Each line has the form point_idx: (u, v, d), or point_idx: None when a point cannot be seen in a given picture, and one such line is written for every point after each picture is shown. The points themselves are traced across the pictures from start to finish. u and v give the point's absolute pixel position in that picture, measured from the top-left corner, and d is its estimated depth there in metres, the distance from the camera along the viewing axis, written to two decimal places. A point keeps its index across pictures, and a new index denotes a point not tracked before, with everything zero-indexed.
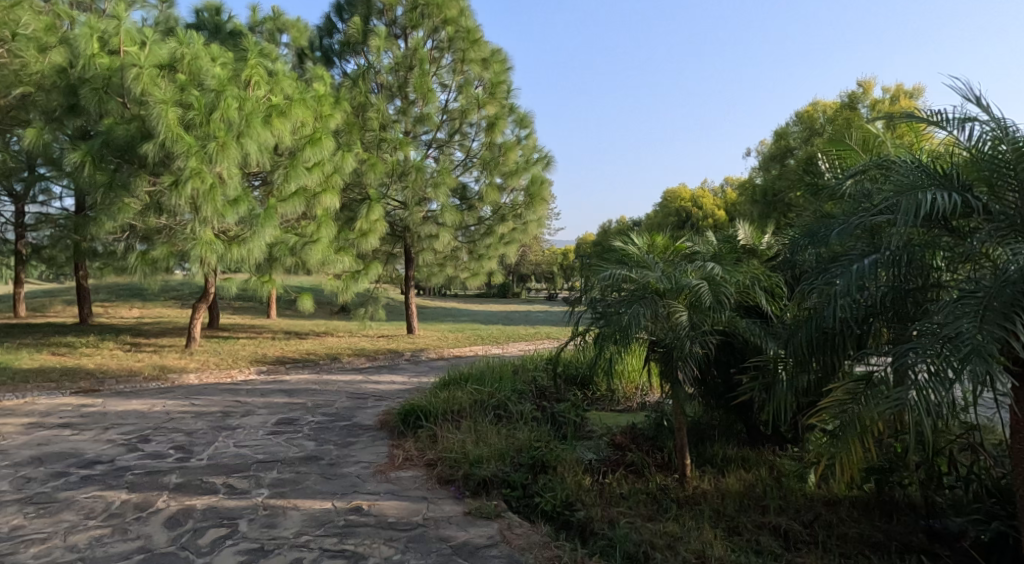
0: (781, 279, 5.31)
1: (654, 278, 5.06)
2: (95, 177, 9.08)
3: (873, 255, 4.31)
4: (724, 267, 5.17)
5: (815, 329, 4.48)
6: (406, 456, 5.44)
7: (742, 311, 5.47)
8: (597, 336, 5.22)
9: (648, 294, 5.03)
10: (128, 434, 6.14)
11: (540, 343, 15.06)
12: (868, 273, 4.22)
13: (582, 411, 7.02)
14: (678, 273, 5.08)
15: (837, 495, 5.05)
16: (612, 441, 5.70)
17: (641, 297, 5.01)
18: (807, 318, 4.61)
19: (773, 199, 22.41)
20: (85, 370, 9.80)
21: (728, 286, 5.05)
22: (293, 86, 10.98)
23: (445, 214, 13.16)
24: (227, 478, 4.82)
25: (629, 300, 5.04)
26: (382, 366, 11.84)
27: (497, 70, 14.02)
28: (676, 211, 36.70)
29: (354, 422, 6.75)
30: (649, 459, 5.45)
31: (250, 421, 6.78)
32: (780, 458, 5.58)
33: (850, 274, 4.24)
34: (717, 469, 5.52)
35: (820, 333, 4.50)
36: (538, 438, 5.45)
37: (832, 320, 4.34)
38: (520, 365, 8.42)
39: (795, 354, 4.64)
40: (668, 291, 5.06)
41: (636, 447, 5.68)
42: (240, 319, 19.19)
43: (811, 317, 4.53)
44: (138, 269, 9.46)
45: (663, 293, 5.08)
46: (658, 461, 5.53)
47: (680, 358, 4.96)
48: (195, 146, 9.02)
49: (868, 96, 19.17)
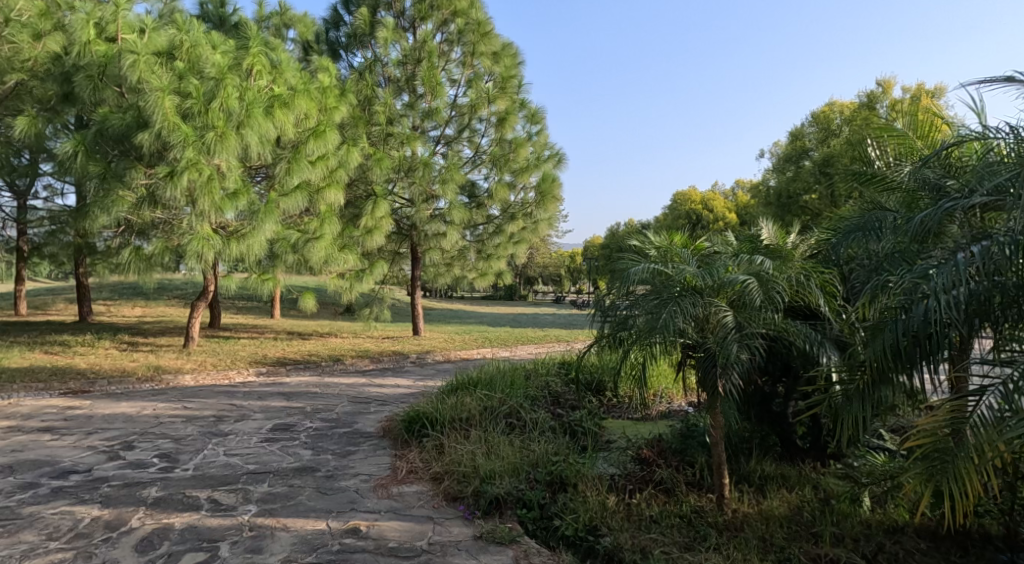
0: (834, 275, 4.82)
1: (692, 274, 4.58)
2: (88, 168, 8.67)
3: (979, 243, 3.92)
4: (773, 262, 4.68)
5: (904, 331, 3.91)
6: (410, 468, 4.99)
7: (791, 312, 4.97)
8: (629, 337, 4.73)
9: (686, 291, 4.56)
10: (111, 440, 5.71)
11: (549, 347, 14.60)
12: (976, 264, 3.82)
13: (600, 419, 6.61)
14: (720, 269, 4.60)
15: (899, 523, 4.57)
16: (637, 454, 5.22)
17: (678, 295, 4.56)
18: (892, 317, 4.04)
19: (788, 201, 21.88)
20: (76, 370, 9.40)
21: (780, 283, 4.57)
22: (296, 76, 10.57)
23: (454, 212, 12.75)
24: (211, 492, 4.38)
25: (666, 298, 4.56)
26: (386, 368, 11.40)
27: (508, 64, 13.58)
28: (686, 213, 36.17)
29: (354, 429, 6.31)
30: (679, 476, 4.97)
31: (244, 427, 6.35)
32: (825, 476, 5.10)
33: (952, 267, 3.84)
34: (756, 487, 5.05)
35: (909, 337, 3.94)
36: (555, 450, 5.02)
37: (929, 320, 3.84)
38: (531, 370, 7.99)
39: (875, 360, 4.06)
40: (708, 289, 4.60)
41: (665, 463, 5.15)
42: (242, 318, 18.80)
43: (899, 317, 3.98)
44: (132, 265, 9.03)
45: (701, 291, 4.60)
46: (688, 478, 5.05)
47: (724, 363, 4.45)
48: (192, 136, 8.60)
49: (888, 95, 18.66)
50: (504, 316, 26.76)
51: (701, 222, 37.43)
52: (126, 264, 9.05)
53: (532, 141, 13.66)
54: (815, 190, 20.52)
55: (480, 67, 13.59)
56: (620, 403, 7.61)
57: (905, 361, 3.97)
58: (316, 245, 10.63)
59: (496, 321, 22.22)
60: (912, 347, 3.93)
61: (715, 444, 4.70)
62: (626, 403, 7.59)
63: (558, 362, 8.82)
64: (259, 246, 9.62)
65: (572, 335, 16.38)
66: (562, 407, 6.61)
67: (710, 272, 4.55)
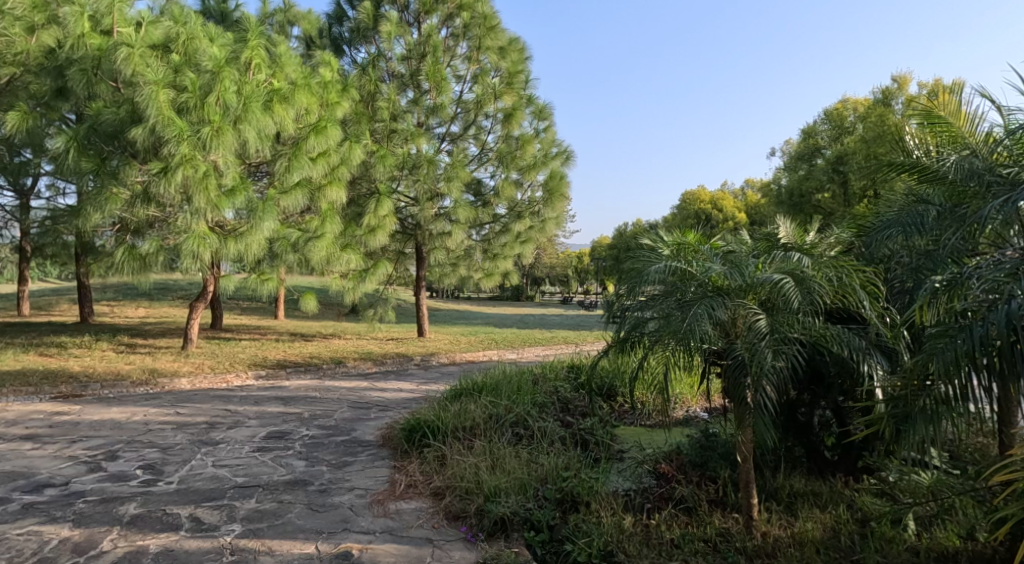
0: (875, 274, 4.46)
1: (718, 274, 4.26)
2: (80, 164, 8.39)
3: None
4: (811, 261, 4.34)
5: (980, 336, 3.66)
6: (409, 482, 4.67)
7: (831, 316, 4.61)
8: (651, 342, 4.38)
9: (712, 294, 4.23)
10: (94, 449, 5.41)
11: (557, 349, 14.26)
12: None
13: (611, 428, 6.30)
14: (748, 269, 4.27)
15: (949, 549, 4.21)
16: (654, 468, 4.87)
17: (701, 299, 4.22)
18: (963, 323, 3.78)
19: (801, 200, 21.45)
20: (69, 373, 9.11)
21: (819, 285, 4.21)
22: (297, 71, 10.27)
23: (459, 210, 12.43)
24: (193, 510, 4.11)
25: (691, 301, 4.23)
26: (390, 371, 11.08)
27: (515, 59, 13.22)
28: (695, 213, 35.74)
29: (352, 437, 5.99)
30: (702, 493, 4.62)
31: (237, 435, 6.03)
32: (860, 495, 4.74)
33: None
34: (784, 506, 4.70)
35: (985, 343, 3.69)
36: (566, 464, 4.65)
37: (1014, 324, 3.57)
38: (539, 374, 7.67)
39: (944, 368, 3.76)
40: (735, 292, 4.26)
41: (685, 478, 4.79)
42: (245, 319, 18.52)
43: (975, 323, 3.72)
44: (126, 265, 8.71)
45: (727, 293, 4.27)
46: (711, 494, 4.69)
47: (755, 372, 4.08)
48: (187, 131, 8.28)
49: (903, 92, 18.23)
50: (510, 317, 26.39)
51: (710, 222, 36.99)
52: (119, 263, 8.69)
53: (539, 138, 13.32)
54: (828, 189, 20.09)
55: (486, 62, 13.25)
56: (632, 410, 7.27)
57: (981, 370, 3.72)
58: (317, 244, 10.33)
59: (503, 322, 21.88)
60: (992, 353, 3.69)
61: (743, 459, 4.37)
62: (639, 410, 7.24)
63: (567, 366, 8.48)
64: (258, 246, 9.33)
65: (580, 337, 16.03)
66: (571, 414, 6.29)
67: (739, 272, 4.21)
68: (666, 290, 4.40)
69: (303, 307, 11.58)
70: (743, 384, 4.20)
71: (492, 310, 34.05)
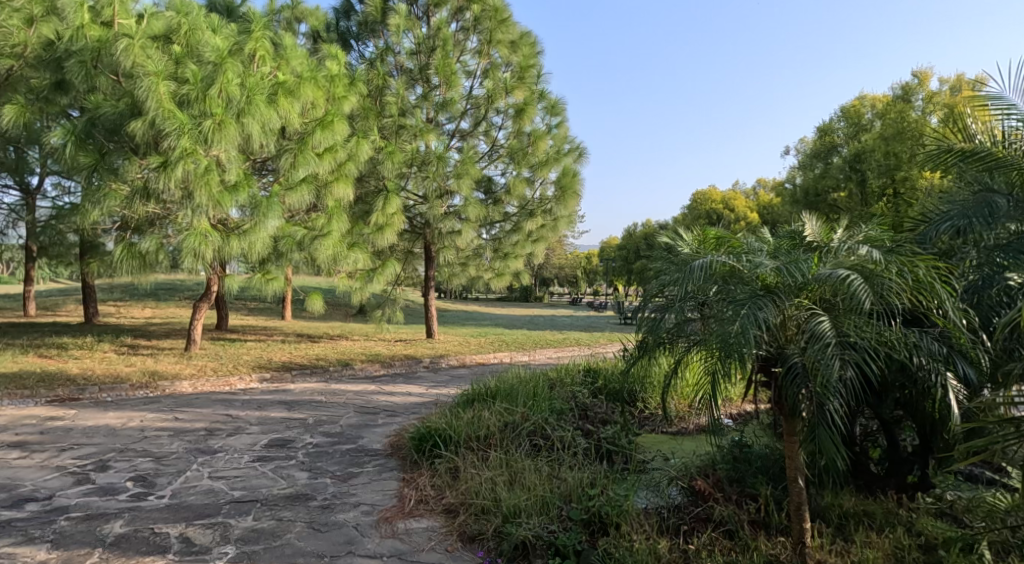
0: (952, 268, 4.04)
1: (768, 270, 3.87)
2: (78, 159, 8.08)
3: None
4: (880, 252, 3.89)
5: None
6: (420, 496, 4.34)
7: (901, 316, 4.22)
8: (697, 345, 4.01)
9: (762, 293, 3.85)
10: (84, 458, 5.09)
11: (570, 351, 13.90)
12: None
13: (634, 435, 5.95)
14: (805, 264, 3.86)
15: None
16: (690, 485, 4.50)
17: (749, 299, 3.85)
18: None
19: (816, 199, 21.04)
20: (67, 376, 8.82)
21: (889, 279, 3.79)
22: (303, 63, 9.95)
23: (469, 208, 12.11)
24: (184, 528, 3.82)
25: (739, 300, 3.86)
26: (398, 374, 10.75)
27: (527, 53, 12.86)
28: (706, 213, 35.33)
29: (359, 445, 5.66)
30: (742, 513, 4.25)
31: (237, 442, 5.71)
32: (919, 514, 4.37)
33: None
34: (835, 527, 4.33)
35: None
36: (591, 480, 4.29)
37: None
38: (555, 377, 7.40)
39: None
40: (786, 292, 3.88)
41: (722, 495, 4.43)
42: (252, 320, 18.23)
43: None
44: (123, 263, 8.33)
45: (778, 291, 3.89)
46: (751, 513, 4.33)
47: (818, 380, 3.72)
48: (189, 124, 7.96)
49: (923, 87, 17.80)
50: (520, 318, 26.04)
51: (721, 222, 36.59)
52: (117, 261, 8.34)
53: (552, 133, 12.96)
54: (845, 188, 19.65)
55: (497, 56, 12.92)
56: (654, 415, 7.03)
57: None
58: (324, 242, 10.00)
59: (512, 323, 21.53)
60: None
61: (796, 477, 4.00)
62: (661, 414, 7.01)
63: (584, 370, 8.12)
64: (262, 244, 9.03)
65: (593, 339, 15.68)
66: (591, 423, 5.91)
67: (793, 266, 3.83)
68: (710, 288, 4.02)
69: (309, 308, 11.26)
70: (801, 393, 3.83)
71: (501, 310, 33.73)
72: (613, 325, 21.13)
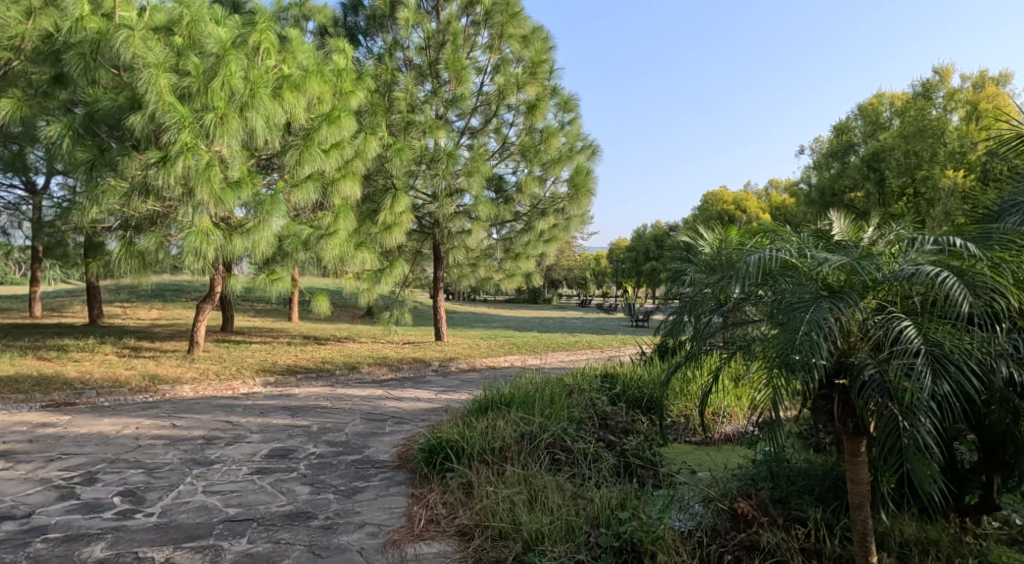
0: None
1: (831, 269, 3.69)
2: (75, 154, 7.78)
3: None
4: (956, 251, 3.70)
5: None
6: (430, 516, 4.01)
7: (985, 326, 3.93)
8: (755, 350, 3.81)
9: (826, 293, 3.65)
10: (71, 470, 4.76)
11: (582, 354, 13.54)
12: None
13: (658, 446, 5.59)
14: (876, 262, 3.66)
15: None
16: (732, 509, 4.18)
17: (816, 299, 3.64)
18: None
19: (832, 199, 20.63)
20: (64, 379, 8.52)
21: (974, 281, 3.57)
22: (309, 56, 9.63)
23: (479, 207, 11.76)
24: (171, 553, 3.51)
25: (801, 301, 3.65)
26: (406, 378, 10.40)
27: (539, 47, 12.48)
28: (718, 213, 34.91)
29: (364, 456, 5.31)
30: (789, 540, 3.92)
31: (236, 452, 5.37)
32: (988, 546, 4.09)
33: None
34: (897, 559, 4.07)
35: None
36: (620, 501, 3.95)
37: None
38: (573, 382, 7.13)
39: None
40: (853, 291, 3.68)
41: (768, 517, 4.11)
42: (258, 322, 17.95)
43: None
44: (122, 263, 7.99)
45: (842, 291, 3.70)
46: (800, 539, 3.99)
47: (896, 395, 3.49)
48: (190, 118, 7.62)
49: (945, 84, 17.35)
50: (530, 320, 25.71)
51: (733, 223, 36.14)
52: (116, 261, 8.00)
53: (564, 130, 12.60)
54: (862, 187, 19.21)
55: (509, 51, 12.57)
56: (676, 423, 6.76)
57: None
58: (330, 242, 9.68)
59: (522, 325, 21.20)
60: None
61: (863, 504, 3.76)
62: (683, 423, 6.74)
63: (600, 375, 7.75)
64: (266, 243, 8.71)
65: (605, 341, 15.30)
66: (613, 432, 5.58)
67: (863, 263, 3.64)
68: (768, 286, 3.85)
69: (316, 309, 10.94)
70: (873, 408, 3.58)
71: (511, 311, 33.42)
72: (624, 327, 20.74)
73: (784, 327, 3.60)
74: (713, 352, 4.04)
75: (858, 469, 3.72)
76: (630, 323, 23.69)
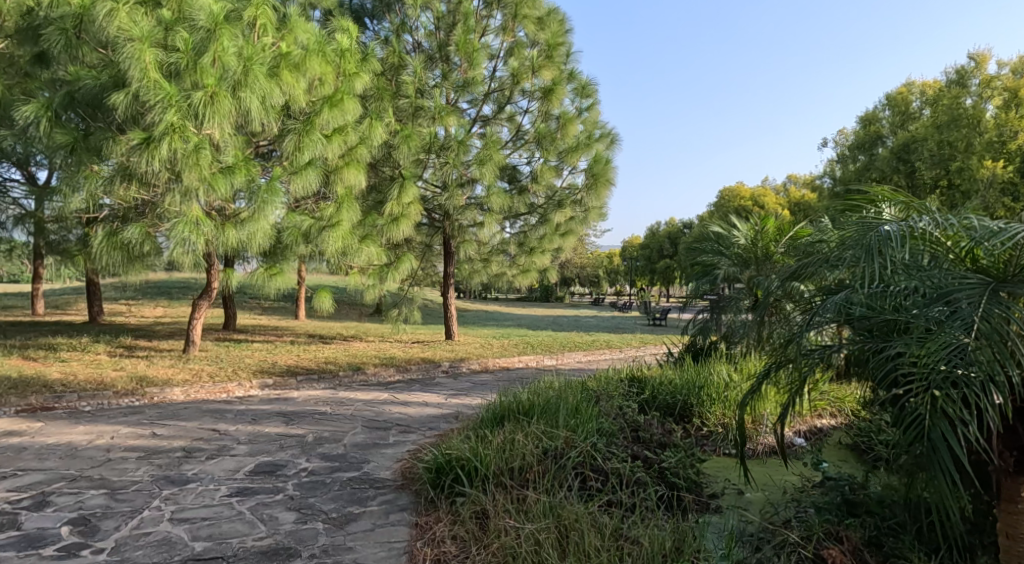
0: None
1: (983, 248, 3.69)
2: (53, 137, 7.12)
3: None
4: None
5: None
6: (437, 556, 3.41)
7: None
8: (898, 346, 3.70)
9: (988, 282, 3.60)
10: (20, 491, 4.11)
11: (599, 355, 12.84)
12: None
13: (699, 460, 4.91)
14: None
15: None
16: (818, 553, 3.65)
17: (976, 289, 3.58)
18: None
19: (858, 193, 19.81)
20: (45, 380, 7.91)
21: None
22: (310, 33, 8.96)
23: (493, 198, 11.08)
24: None
25: (954, 290, 3.61)
26: (414, 379, 9.73)
27: (556, 29, 11.74)
28: (735, 209, 34.10)
29: (362, 474, 4.63)
30: None
31: (215, 468, 4.70)
32: None
33: None
34: None
35: None
36: (672, 543, 3.31)
37: None
38: (597, 388, 6.43)
39: None
40: (1018, 275, 3.59)
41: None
42: (263, 320, 17.34)
43: None
44: (104, 254, 7.30)
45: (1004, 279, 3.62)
46: None
47: None
48: (177, 96, 6.96)
49: (981, 71, 16.51)
50: (543, 318, 24.99)
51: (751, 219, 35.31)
52: (98, 253, 7.30)
53: (582, 117, 11.90)
54: (891, 180, 18.39)
55: (524, 32, 11.87)
56: (714, 434, 6.02)
57: None
58: (332, 234, 9.02)
59: (536, 324, 20.49)
60: None
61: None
62: (722, 434, 6.01)
63: (626, 379, 7.05)
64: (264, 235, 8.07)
65: (624, 342, 14.59)
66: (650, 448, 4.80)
67: None
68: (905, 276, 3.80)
69: (319, 307, 10.31)
70: None
71: (524, 310, 32.74)
72: (641, 326, 20.01)
73: (943, 328, 3.49)
74: (832, 356, 3.95)
75: (1016, 519, 3.52)
76: (646, 321, 22.92)
